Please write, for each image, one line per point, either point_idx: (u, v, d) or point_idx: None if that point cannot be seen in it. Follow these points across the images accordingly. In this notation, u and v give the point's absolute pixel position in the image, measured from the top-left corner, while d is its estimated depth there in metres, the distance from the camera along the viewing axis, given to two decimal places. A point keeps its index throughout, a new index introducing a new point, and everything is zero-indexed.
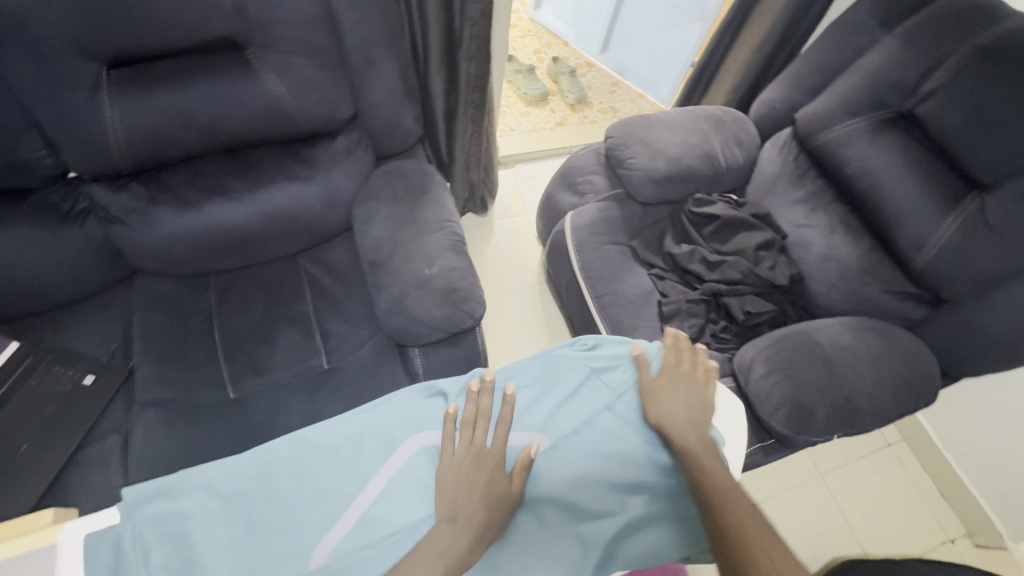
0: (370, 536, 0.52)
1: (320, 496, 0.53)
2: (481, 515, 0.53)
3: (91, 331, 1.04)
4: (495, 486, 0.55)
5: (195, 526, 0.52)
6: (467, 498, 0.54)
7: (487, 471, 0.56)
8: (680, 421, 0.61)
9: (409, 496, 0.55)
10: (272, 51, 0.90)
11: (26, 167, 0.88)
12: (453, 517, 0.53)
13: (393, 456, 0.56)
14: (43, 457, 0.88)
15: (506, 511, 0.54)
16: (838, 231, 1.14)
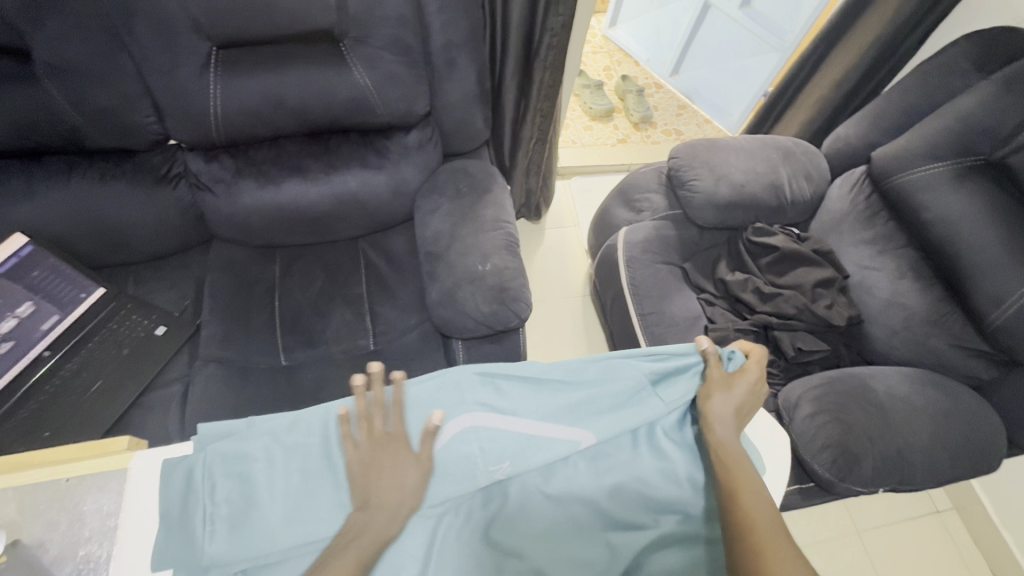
0: (413, 506, 0.54)
1: (369, 460, 0.56)
2: (393, 489, 0.53)
3: (167, 288, 1.14)
4: (401, 464, 0.55)
5: (256, 469, 0.55)
6: (377, 481, 0.53)
7: (395, 450, 0.55)
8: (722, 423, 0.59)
9: (453, 473, 0.56)
10: (364, 45, 0.96)
11: (135, 131, 0.97)
12: (365, 506, 0.52)
13: (440, 433, 0.58)
14: (114, 394, 0.96)
15: (416, 485, 0.54)
16: (905, 277, 1.09)
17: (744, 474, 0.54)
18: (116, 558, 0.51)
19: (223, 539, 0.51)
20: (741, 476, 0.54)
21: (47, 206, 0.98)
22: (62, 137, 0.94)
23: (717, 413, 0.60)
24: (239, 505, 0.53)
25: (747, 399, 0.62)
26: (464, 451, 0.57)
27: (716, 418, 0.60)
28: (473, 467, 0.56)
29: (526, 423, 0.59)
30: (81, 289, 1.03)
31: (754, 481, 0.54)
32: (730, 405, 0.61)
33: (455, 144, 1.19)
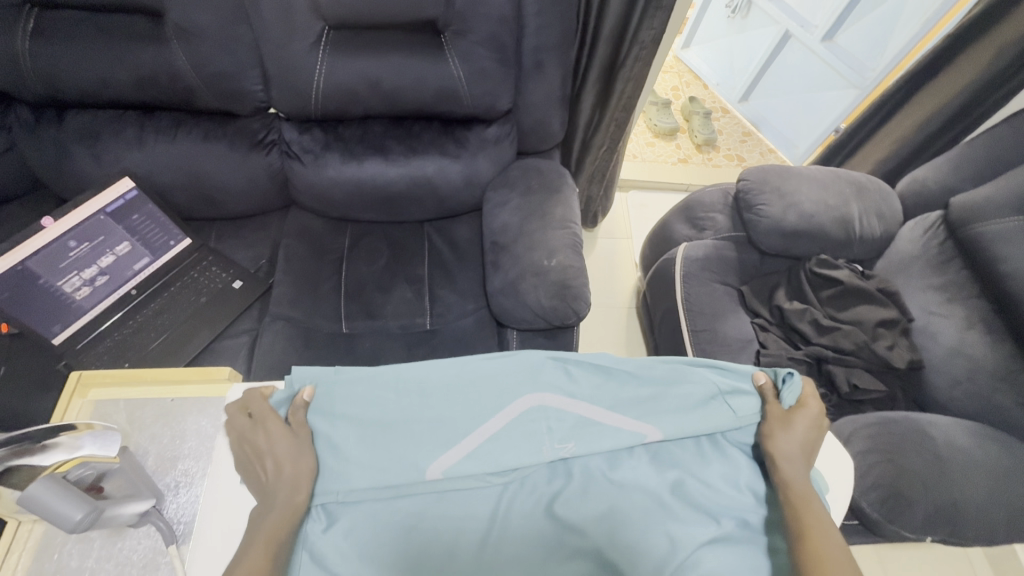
0: (480, 467, 0.57)
1: (438, 423, 0.59)
2: (282, 465, 0.53)
3: (246, 247, 1.21)
4: (279, 439, 0.55)
5: (337, 411, 0.58)
6: (267, 464, 0.53)
7: (267, 429, 0.55)
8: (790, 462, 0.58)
9: (520, 443, 0.59)
10: (462, 39, 1.00)
11: (242, 96, 1.04)
12: (264, 489, 0.53)
13: (509, 407, 0.60)
14: (191, 337, 1.03)
15: (302, 452, 0.55)
16: (975, 328, 1.06)
17: (816, 517, 0.54)
18: (210, 477, 0.56)
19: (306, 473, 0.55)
20: (814, 521, 0.53)
21: (154, 157, 1.06)
22: (176, 95, 1.02)
23: (785, 456, 0.59)
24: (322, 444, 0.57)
25: (811, 433, 0.61)
26: (532, 426, 0.60)
27: (784, 460, 0.59)
28: (539, 443, 0.59)
29: (590, 407, 0.62)
30: (171, 237, 1.10)
31: (827, 526, 0.54)
32: (795, 441, 0.60)
33: (529, 143, 1.22)
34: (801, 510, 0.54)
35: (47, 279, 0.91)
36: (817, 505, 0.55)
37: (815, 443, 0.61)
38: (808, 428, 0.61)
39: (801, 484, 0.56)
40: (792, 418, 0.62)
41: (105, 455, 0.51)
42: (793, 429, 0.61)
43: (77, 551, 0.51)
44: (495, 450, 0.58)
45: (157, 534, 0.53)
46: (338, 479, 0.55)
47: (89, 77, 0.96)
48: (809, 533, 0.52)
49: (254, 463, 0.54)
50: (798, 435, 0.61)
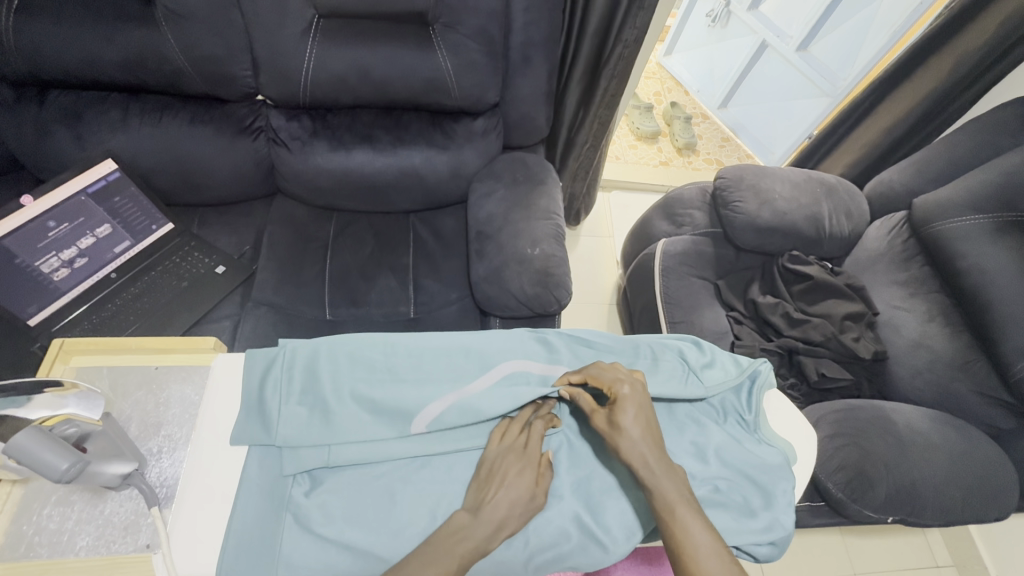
0: (463, 416, 0.60)
1: (423, 382, 0.63)
2: (506, 506, 0.53)
3: (230, 232, 1.21)
4: (520, 481, 0.55)
5: (324, 373, 0.62)
6: (495, 489, 0.54)
7: (521, 463, 0.57)
8: (638, 444, 0.57)
9: (500, 396, 0.62)
10: (452, 32, 1.02)
11: (230, 81, 1.04)
12: (478, 508, 0.53)
13: (493, 370, 0.65)
14: (173, 321, 1.02)
15: (520, 510, 0.54)
16: (936, 321, 1.11)
17: (687, 529, 0.52)
18: (195, 441, 0.57)
19: (295, 428, 0.58)
20: (684, 533, 0.52)
21: (138, 139, 1.06)
22: (164, 77, 1.01)
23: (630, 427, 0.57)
24: (311, 407, 0.60)
25: (640, 404, 0.59)
26: (516, 386, 0.64)
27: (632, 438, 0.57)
28: (518, 391, 0.62)
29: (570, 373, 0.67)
30: (152, 221, 1.09)
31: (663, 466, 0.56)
32: (638, 439, 0.57)
33: (515, 137, 1.25)
34: (671, 524, 0.53)
35: (25, 260, 0.89)
36: (690, 512, 0.53)
37: (651, 423, 0.59)
38: (628, 409, 0.58)
39: (665, 481, 0.55)
40: (614, 407, 0.59)
41: (88, 416, 0.52)
42: (627, 422, 0.58)
43: (58, 514, 0.52)
44: (478, 401, 0.61)
45: (140, 496, 0.54)
46: (336, 435, 0.58)
47: (77, 57, 0.95)
48: (681, 542, 0.52)
49: (490, 478, 0.56)
50: (634, 428, 0.57)
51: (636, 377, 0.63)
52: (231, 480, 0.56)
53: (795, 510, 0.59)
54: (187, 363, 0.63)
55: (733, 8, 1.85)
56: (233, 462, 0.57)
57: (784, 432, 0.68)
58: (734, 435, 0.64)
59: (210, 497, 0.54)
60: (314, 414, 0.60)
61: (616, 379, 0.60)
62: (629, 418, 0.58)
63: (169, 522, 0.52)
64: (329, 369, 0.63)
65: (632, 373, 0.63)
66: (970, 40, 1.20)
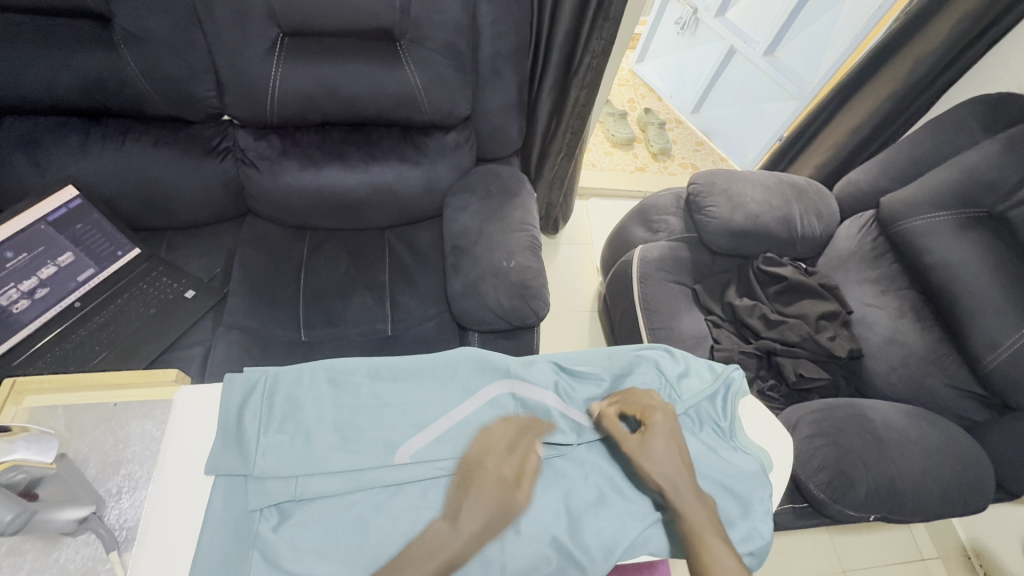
0: (449, 449, 0.60)
1: (409, 406, 0.63)
2: (486, 513, 0.56)
3: (199, 256, 1.18)
4: (498, 488, 0.58)
5: (294, 401, 0.61)
6: (470, 499, 0.57)
7: (497, 470, 0.59)
8: (667, 473, 0.58)
9: (483, 426, 0.62)
10: (419, 47, 1.01)
11: (196, 102, 1.03)
12: (455, 517, 0.56)
13: (479, 393, 0.65)
14: (141, 348, 0.99)
15: (503, 515, 0.56)
16: (907, 317, 1.13)
17: (713, 553, 0.53)
18: (158, 479, 0.55)
19: (267, 462, 0.56)
20: (711, 558, 0.53)
21: (100, 164, 1.03)
22: (126, 100, 0.99)
23: (659, 455, 0.59)
24: (292, 435, 0.59)
25: (669, 434, 0.61)
26: (498, 415, 0.64)
27: (659, 465, 0.59)
28: (502, 428, 0.62)
29: (558, 402, 0.66)
30: (118, 247, 1.06)
31: (693, 494, 0.57)
32: (668, 463, 0.59)
33: (488, 149, 1.25)
34: (699, 549, 0.54)
35: None
36: (717, 537, 0.55)
37: (680, 450, 0.61)
38: (661, 435, 0.61)
39: (694, 508, 0.56)
40: (646, 433, 0.61)
41: (42, 461, 0.50)
42: (657, 449, 0.60)
43: (9, 564, 0.50)
44: (462, 432, 0.62)
45: (97, 541, 0.52)
46: (306, 467, 0.57)
47: (33, 82, 0.93)
48: (708, 565, 0.53)
49: (466, 487, 0.58)
50: (662, 454, 0.60)
51: (671, 407, 0.65)
52: (193, 519, 0.54)
53: (772, 517, 0.59)
54: (147, 397, 0.61)
55: (700, 16, 1.87)
56: (197, 499, 0.55)
57: (758, 437, 0.68)
58: (711, 443, 0.64)
59: (173, 539, 0.52)
60: (295, 442, 0.58)
61: (650, 408, 0.63)
62: (658, 443, 0.60)
63: (130, 566, 0.50)
64: (296, 397, 0.61)
65: (666, 402, 0.65)
66: (924, 42, 1.24)
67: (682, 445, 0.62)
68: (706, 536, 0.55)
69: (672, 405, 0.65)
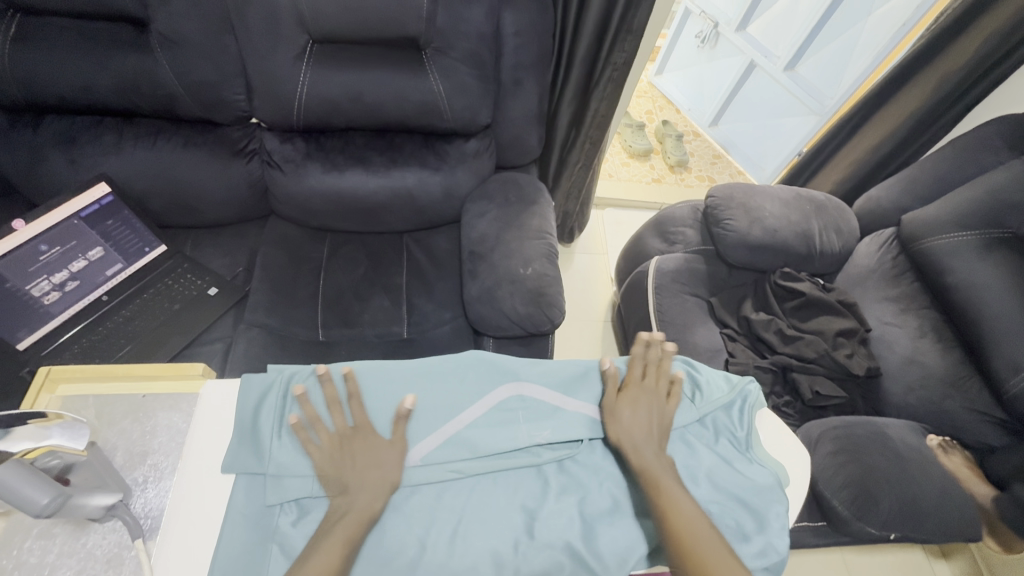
0: (462, 450, 0.61)
1: (419, 409, 0.64)
2: (371, 467, 0.57)
3: (223, 255, 1.21)
4: (375, 452, 0.58)
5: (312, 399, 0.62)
6: (354, 472, 0.57)
7: (362, 440, 0.59)
8: (633, 434, 0.62)
9: (494, 428, 0.63)
10: (443, 56, 1.03)
11: (225, 105, 1.06)
12: (345, 488, 0.56)
13: (486, 397, 0.65)
14: (164, 343, 1.01)
15: (394, 462, 0.58)
16: (927, 337, 1.11)
17: (673, 500, 0.57)
18: (181, 471, 0.57)
19: (286, 457, 0.58)
20: (667, 501, 0.57)
21: (133, 162, 1.06)
22: (159, 102, 1.02)
23: (625, 417, 0.64)
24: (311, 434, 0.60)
25: (645, 401, 0.65)
26: (508, 415, 0.65)
27: (624, 424, 0.63)
28: (513, 429, 0.63)
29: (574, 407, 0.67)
30: (145, 243, 1.09)
31: (651, 450, 0.61)
32: (636, 420, 0.63)
33: (507, 157, 1.26)
34: (657, 494, 0.57)
35: (15, 283, 0.88)
36: (673, 484, 0.58)
37: (651, 416, 0.65)
38: (639, 397, 0.66)
39: (653, 462, 0.60)
40: (621, 396, 0.66)
41: (73, 447, 0.51)
42: (628, 412, 0.64)
43: (39, 547, 0.52)
44: (473, 434, 0.62)
45: (123, 528, 0.54)
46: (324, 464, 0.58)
47: (71, 83, 0.96)
48: (667, 511, 0.56)
49: (343, 460, 0.58)
50: (631, 417, 0.64)
51: (667, 386, 0.68)
52: (216, 511, 0.55)
53: (789, 533, 0.58)
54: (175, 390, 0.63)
55: (721, 30, 1.87)
56: (219, 494, 0.56)
57: (775, 451, 0.68)
58: (724, 454, 0.65)
59: (194, 531, 0.53)
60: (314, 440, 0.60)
61: (637, 378, 0.68)
62: (630, 407, 0.64)
63: (154, 556, 0.52)
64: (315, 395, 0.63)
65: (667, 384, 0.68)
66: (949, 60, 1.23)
67: (657, 413, 0.65)
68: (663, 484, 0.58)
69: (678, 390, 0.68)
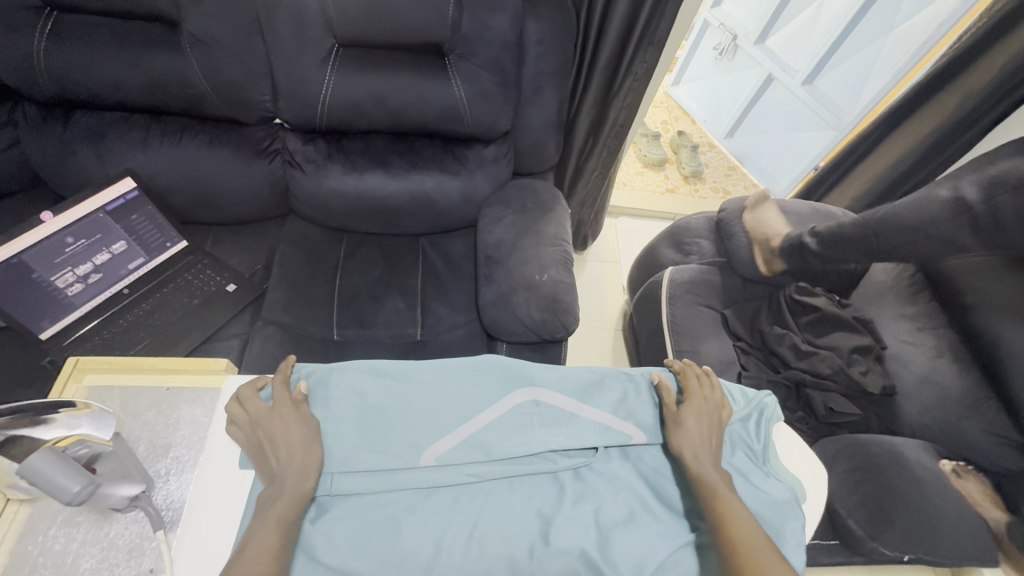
0: (477, 454, 0.62)
1: (433, 411, 0.64)
2: (295, 449, 0.57)
3: (242, 252, 1.23)
4: (288, 429, 0.57)
5: (330, 398, 0.63)
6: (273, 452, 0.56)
7: (278, 415, 0.58)
8: (695, 443, 0.62)
9: (510, 432, 0.64)
10: (466, 62, 1.04)
11: (250, 105, 1.07)
12: (273, 476, 0.55)
13: (503, 401, 0.65)
14: (182, 338, 1.03)
15: (314, 440, 0.58)
16: (944, 357, 1.07)
17: (731, 508, 0.56)
18: (203, 464, 0.58)
19: None
20: (728, 511, 0.56)
21: (158, 158, 1.08)
22: (186, 100, 1.04)
23: (688, 425, 0.63)
24: (329, 436, 0.61)
25: (705, 413, 0.65)
26: (523, 419, 0.65)
27: (686, 433, 0.63)
28: (529, 433, 0.64)
29: (592, 414, 0.67)
30: (167, 239, 1.11)
31: (711, 461, 0.61)
32: (696, 430, 0.63)
33: (525, 164, 1.27)
34: (716, 503, 0.57)
35: (40, 275, 0.90)
36: (732, 496, 0.58)
37: (711, 428, 0.65)
38: (700, 407, 0.66)
39: (713, 474, 0.60)
40: (683, 405, 0.66)
41: (100, 437, 0.54)
42: (689, 420, 0.64)
43: (64, 535, 0.54)
44: (488, 439, 0.63)
45: (144, 519, 0.56)
46: (342, 463, 0.59)
47: (102, 80, 0.99)
48: (726, 517, 0.56)
49: (265, 447, 0.57)
50: (694, 426, 0.63)
51: (723, 400, 0.68)
52: (236, 505, 0.56)
53: (805, 550, 0.58)
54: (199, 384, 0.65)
55: (740, 42, 1.88)
56: (239, 489, 0.57)
57: (792, 467, 0.67)
58: (740, 467, 0.65)
59: (214, 523, 0.54)
60: (332, 442, 0.60)
61: (697, 389, 0.68)
62: (692, 416, 0.64)
63: (175, 546, 0.53)
64: (331, 395, 0.63)
65: (721, 397, 0.69)
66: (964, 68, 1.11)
67: (714, 426, 0.65)
68: (722, 495, 0.58)
69: (728, 403, 0.68)
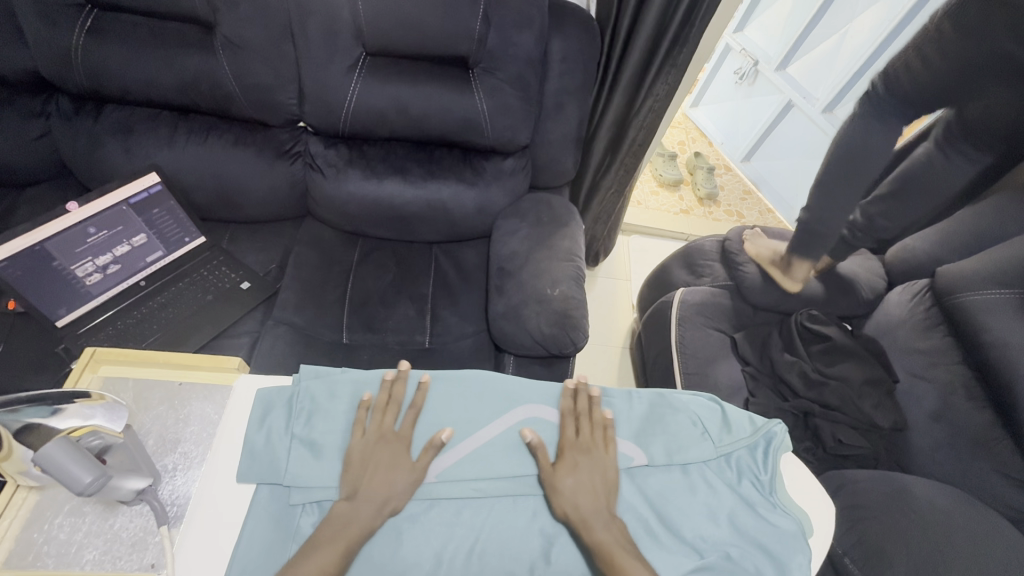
0: (478, 470, 0.61)
1: (436, 423, 0.64)
2: (382, 486, 0.57)
3: (259, 251, 1.24)
4: (399, 466, 0.59)
5: (336, 404, 0.63)
6: (367, 480, 0.57)
7: (390, 451, 0.59)
8: (584, 509, 0.58)
9: (510, 449, 0.63)
10: (490, 76, 1.06)
11: (276, 107, 1.09)
12: (354, 492, 0.57)
13: (505, 416, 0.65)
14: (192, 333, 1.04)
15: (405, 489, 0.58)
16: (958, 394, 1.06)
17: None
18: (209, 462, 0.59)
19: (304, 466, 0.58)
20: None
21: (182, 155, 1.10)
22: (215, 100, 1.07)
23: (568, 488, 0.59)
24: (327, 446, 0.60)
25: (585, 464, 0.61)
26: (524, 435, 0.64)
27: (569, 496, 0.59)
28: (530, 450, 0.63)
29: None
30: (187, 234, 1.12)
31: (600, 524, 0.57)
32: (579, 490, 0.59)
33: (542, 178, 1.28)
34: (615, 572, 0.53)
35: (61, 262, 0.92)
36: (631, 559, 0.55)
37: (598, 482, 0.61)
38: (580, 463, 0.61)
39: (608, 542, 0.56)
40: (558, 466, 0.61)
41: (111, 429, 0.55)
42: (567, 481, 0.60)
43: (70, 524, 0.54)
44: (489, 455, 0.62)
45: (149, 513, 0.56)
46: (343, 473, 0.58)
47: (136, 78, 1.01)
48: None
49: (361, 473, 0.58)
50: (573, 487, 0.59)
51: (605, 440, 0.64)
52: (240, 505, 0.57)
53: None
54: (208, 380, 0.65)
55: (760, 67, 1.85)
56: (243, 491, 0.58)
57: (801, 500, 0.66)
58: (746, 495, 0.64)
59: (221, 523, 0.55)
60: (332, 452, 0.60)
61: (571, 439, 0.63)
62: (569, 477, 0.60)
63: (177, 542, 0.54)
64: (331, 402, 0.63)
65: (603, 437, 0.64)
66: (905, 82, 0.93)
67: (602, 478, 0.61)
68: (617, 559, 0.54)
69: (614, 439, 0.64)
